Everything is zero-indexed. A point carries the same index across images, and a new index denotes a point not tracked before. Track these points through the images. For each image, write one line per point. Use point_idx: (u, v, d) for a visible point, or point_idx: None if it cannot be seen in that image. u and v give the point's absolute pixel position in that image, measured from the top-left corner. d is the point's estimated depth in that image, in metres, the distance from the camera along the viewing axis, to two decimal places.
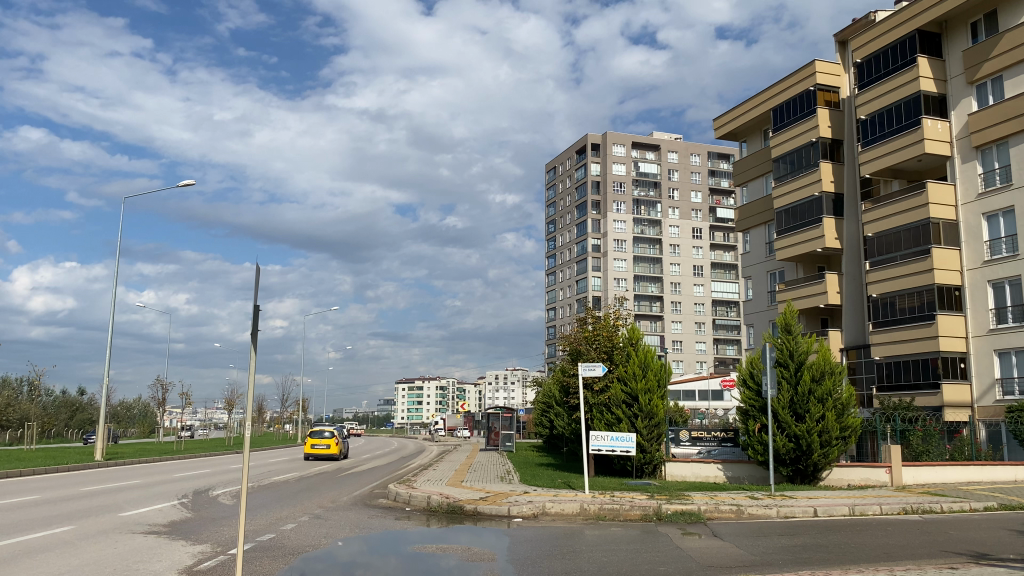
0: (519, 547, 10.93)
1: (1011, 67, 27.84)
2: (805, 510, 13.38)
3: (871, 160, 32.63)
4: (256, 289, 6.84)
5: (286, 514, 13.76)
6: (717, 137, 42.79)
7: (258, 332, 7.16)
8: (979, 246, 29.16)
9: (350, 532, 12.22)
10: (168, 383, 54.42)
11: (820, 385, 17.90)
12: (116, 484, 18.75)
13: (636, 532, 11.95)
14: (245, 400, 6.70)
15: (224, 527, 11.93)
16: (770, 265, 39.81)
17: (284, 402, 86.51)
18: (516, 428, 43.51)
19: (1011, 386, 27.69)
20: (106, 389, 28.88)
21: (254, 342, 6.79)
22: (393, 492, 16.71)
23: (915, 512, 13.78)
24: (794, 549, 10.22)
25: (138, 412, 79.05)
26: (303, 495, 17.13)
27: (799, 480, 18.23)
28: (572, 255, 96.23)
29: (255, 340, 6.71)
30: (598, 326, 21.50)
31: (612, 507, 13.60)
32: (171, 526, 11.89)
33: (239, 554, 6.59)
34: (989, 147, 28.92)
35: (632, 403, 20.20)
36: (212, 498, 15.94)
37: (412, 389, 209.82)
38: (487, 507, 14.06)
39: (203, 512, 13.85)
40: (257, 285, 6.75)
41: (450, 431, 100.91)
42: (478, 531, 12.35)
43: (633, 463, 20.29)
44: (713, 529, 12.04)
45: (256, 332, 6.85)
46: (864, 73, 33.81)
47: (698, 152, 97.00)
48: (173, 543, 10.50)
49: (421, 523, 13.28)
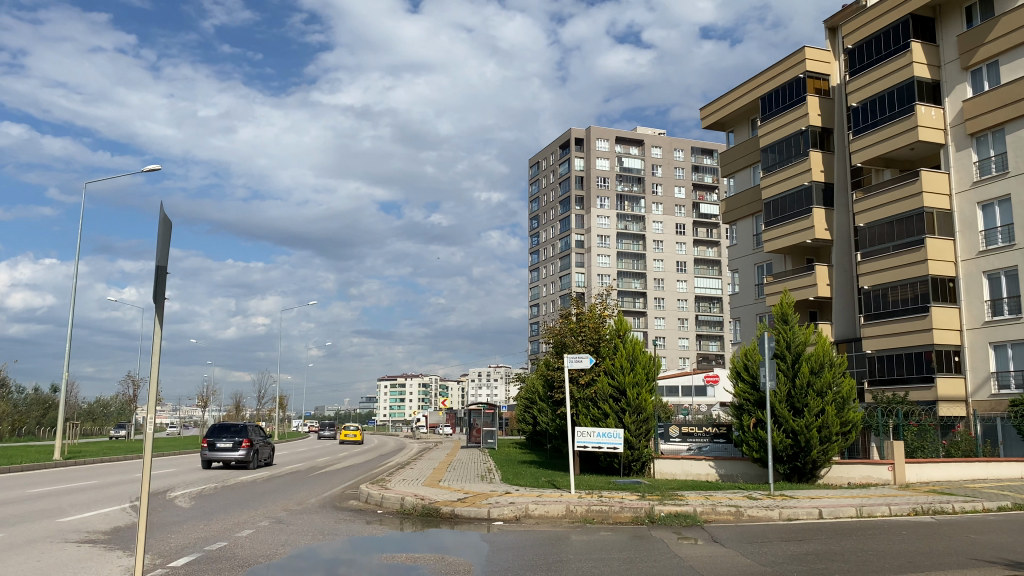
0: (501, 555, 9.81)
1: (1008, 52, 27.01)
2: (809, 512, 12.40)
3: (862, 149, 31.75)
4: (164, 238, 5.32)
5: (244, 518, 12.60)
6: (703, 128, 41.81)
7: (165, 317, 6.08)
8: (973, 235, 28.38)
9: (313, 538, 11.05)
10: (140, 380, 53.46)
11: (819, 377, 16.95)
12: (67, 486, 17.51)
13: (626, 537, 10.92)
14: (148, 391, 5.70)
15: (176, 533, 10.90)
16: (757, 257, 38.89)
17: (262, 398, 85.10)
18: (498, 425, 42.56)
19: (1007, 380, 26.93)
20: (64, 387, 27.16)
21: (159, 314, 5.61)
22: (365, 494, 15.54)
23: (927, 513, 12.79)
24: (805, 557, 9.19)
25: (114, 409, 77.04)
26: (269, 496, 16.02)
27: (796, 478, 17.33)
28: (555, 250, 95.16)
29: (158, 323, 5.62)
30: (584, 317, 20.35)
31: (601, 509, 12.54)
32: (111, 534, 10.66)
33: (137, 557, 5.69)
34: (985, 134, 28.13)
35: (619, 398, 19.25)
36: (167, 501, 14.79)
37: (393, 385, 207.85)
38: (464, 510, 12.98)
39: (154, 517, 12.64)
40: (162, 243, 5.12)
41: (431, 429, 99.77)
42: (454, 536, 11.29)
43: (620, 460, 19.39)
44: (711, 533, 11.03)
45: (161, 309, 5.65)
46: (856, 59, 32.98)
47: (681, 147, 96.50)
48: (109, 554, 9.31)
49: (394, 527, 12.18)
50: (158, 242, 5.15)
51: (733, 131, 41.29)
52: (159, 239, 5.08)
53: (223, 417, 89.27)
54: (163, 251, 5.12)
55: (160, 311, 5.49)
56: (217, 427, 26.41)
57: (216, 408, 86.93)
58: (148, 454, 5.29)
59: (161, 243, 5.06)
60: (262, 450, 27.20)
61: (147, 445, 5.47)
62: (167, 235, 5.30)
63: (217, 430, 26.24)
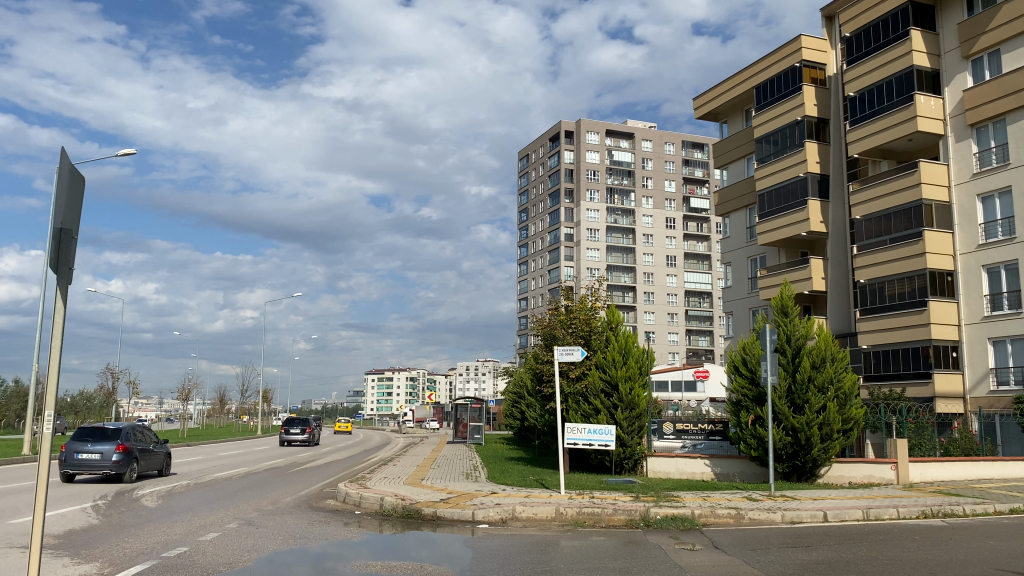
0: (486, 564, 8.98)
1: (1011, 41, 26.38)
2: (814, 515, 11.67)
3: (859, 140, 31.07)
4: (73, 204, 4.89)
5: (212, 519, 11.79)
6: (696, 118, 41.08)
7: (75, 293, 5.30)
8: (973, 229, 27.75)
9: (283, 543, 10.19)
10: (119, 372, 52.37)
11: (820, 372, 16.27)
12: (30, 483, 16.68)
13: (619, 543, 10.17)
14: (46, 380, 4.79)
15: (135, 537, 10.03)
16: (751, 251, 38.22)
17: (245, 391, 83.91)
18: (485, 420, 42.01)
19: (1006, 376, 26.41)
20: (33, 378, 26.12)
21: (63, 290, 4.93)
22: (343, 493, 14.76)
23: (937, 516, 12.07)
24: (812, 568, 8.46)
25: (94, 403, 75.12)
26: (241, 495, 15.18)
27: (795, 477, 16.65)
28: (544, 244, 94.38)
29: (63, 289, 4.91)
30: (574, 309, 19.58)
31: (593, 512, 11.78)
32: (62, 539, 9.79)
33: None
34: (985, 125, 27.52)
35: (611, 393, 18.55)
36: (133, 500, 14.01)
37: (380, 379, 206.44)
38: (448, 511, 12.19)
39: (114, 518, 11.77)
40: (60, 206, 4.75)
41: (418, 423, 98.96)
42: (432, 539, 10.52)
43: (611, 458, 18.68)
44: (711, 539, 10.27)
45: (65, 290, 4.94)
46: (854, 48, 32.29)
47: (671, 141, 95.91)
48: (53, 561, 8.43)
49: (372, 529, 11.39)
50: (56, 200, 4.66)
51: (726, 122, 40.63)
52: (60, 193, 4.61)
53: (207, 411, 87.88)
54: (70, 207, 4.81)
55: (65, 286, 4.87)
56: (289, 419, 43.53)
57: (199, 401, 85.60)
58: (44, 453, 4.40)
59: (62, 199, 4.67)
60: (316, 433, 44.08)
61: (45, 446, 4.52)
62: (76, 189, 4.89)
63: (291, 423, 43.67)
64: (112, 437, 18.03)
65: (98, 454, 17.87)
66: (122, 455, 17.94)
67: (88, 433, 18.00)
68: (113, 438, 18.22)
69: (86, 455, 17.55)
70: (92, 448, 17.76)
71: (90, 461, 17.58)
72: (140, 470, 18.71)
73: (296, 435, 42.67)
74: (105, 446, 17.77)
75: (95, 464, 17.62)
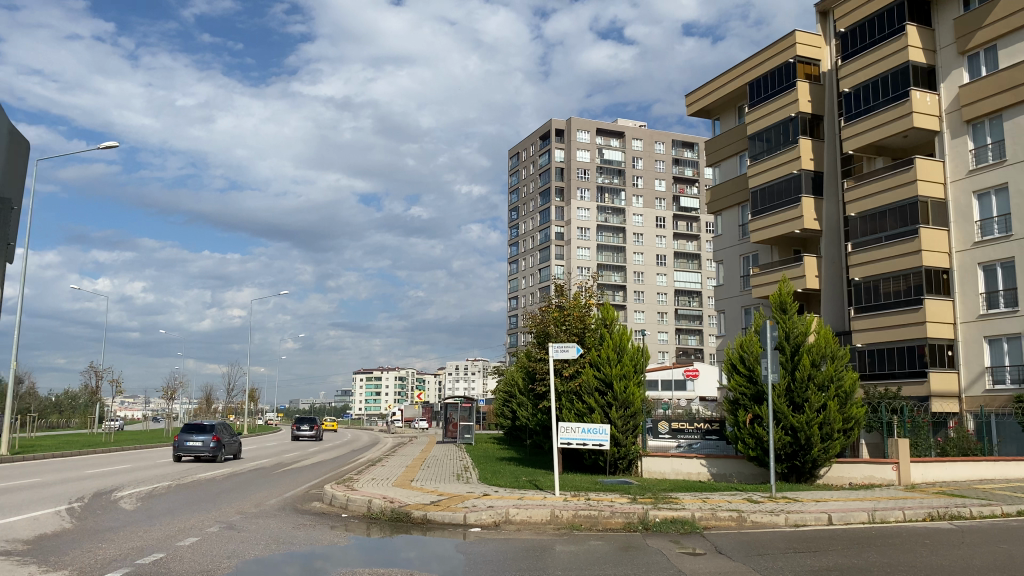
0: (477, 571, 8.49)
1: (1007, 36, 26.12)
2: (818, 518, 11.26)
3: (855, 136, 30.73)
4: None
5: (192, 523, 11.31)
6: (688, 114, 40.74)
7: None
8: (968, 226, 27.49)
9: (268, 547, 9.71)
10: (105, 370, 51.91)
11: (820, 370, 15.92)
12: (5, 485, 16.15)
13: (617, 548, 9.72)
14: None
15: (111, 542, 9.57)
16: (743, 249, 37.89)
17: (232, 391, 83.24)
18: (475, 420, 41.57)
19: (1002, 375, 26.18)
20: (11, 377, 25.52)
21: None
22: (330, 495, 14.28)
23: (944, 519, 11.68)
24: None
25: (77, 403, 74.22)
26: (224, 497, 14.69)
27: (794, 478, 16.30)
28: (534, 242, 93.96)
29: None
30: (568, 306, 19.19)
31: (589, 514, 11.36)
32: (33, 544, 9.30)
33: None
34: (981, 121, 27.27)
35: (605, 392, 18.12)
36: (111, 502, 13.47)
37: (369, 378, 205.65)
38: (438, 514, 11.72)
39: (88, 521, 11.25)
40: None
41: (407, 422, 98.36)
42: (423, 543, 10.00)
43: (606, 457, 18.30)
44: (713, 544, 9.82)
45: None
46: (848, 43, 31.99)
47: (662, 140, 95.63)
48: (21, 569, 7.93)
49: (360, 532, 10.93)
50: None
51: (719, 119, 40.31)
52: None
53: (193, 410, 87.05)
54: None
55: None
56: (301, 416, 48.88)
57: (186, 399, 84.77)
58: None
59: None
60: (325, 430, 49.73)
61: None
62: None
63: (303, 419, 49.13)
64: (207, 431, 26.89)
65: (200, 443, 26.75)
66: (215, 442, 26.73)
67: (194, 428, 26.87)
68: (208, 431, 27.16)
69: (192, 442, 26.52)
70: (195, 438, 26.75)
71: (195, 447, 26.49)
72: (227, 453, 27.59)
73: (305, 429, 48.72)
74: (204, 437, 26.62)
75: (198, 449, 26.58)
